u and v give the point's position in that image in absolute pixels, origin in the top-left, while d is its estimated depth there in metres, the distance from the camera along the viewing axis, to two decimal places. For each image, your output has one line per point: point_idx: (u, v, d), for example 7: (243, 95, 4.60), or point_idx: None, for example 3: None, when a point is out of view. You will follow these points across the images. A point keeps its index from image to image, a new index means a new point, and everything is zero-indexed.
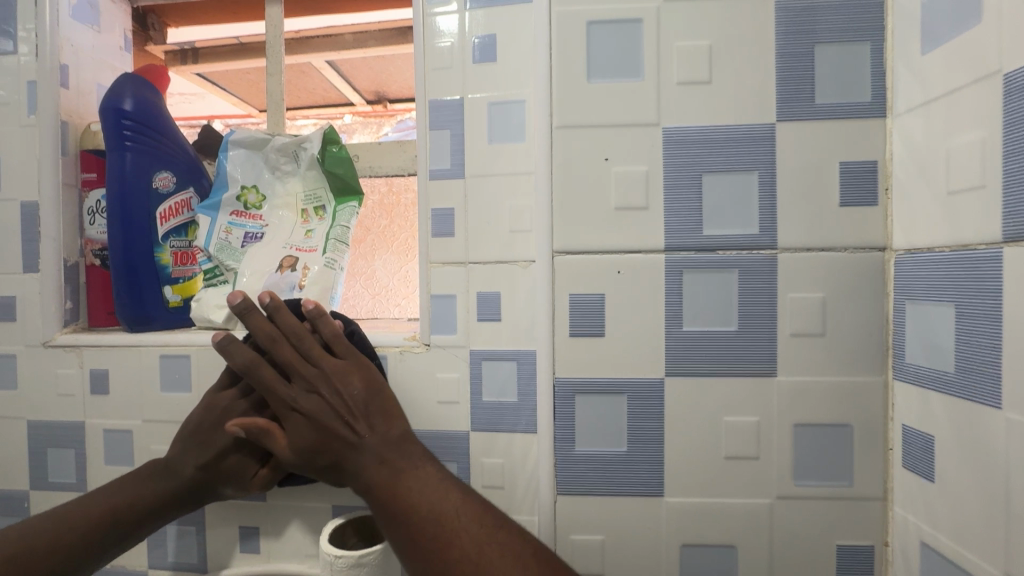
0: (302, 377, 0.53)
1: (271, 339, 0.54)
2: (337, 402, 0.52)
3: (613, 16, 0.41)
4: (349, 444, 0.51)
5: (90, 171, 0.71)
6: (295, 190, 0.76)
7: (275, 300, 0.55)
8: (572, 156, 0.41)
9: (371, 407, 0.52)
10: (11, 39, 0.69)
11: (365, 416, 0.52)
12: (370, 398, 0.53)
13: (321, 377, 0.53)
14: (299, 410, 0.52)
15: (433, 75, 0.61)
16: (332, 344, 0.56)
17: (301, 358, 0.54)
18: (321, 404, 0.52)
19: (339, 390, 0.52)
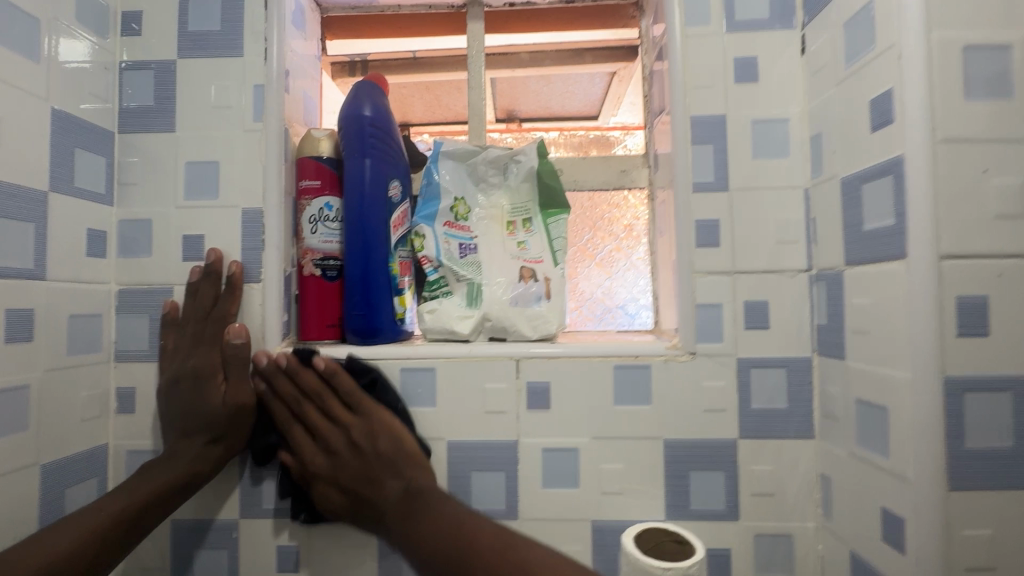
0: (332, 441, 0.61)
1: (297, 397, 0.62)
2: (365, 453, 0.60)
3: (988, 41, 0.44)
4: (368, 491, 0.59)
5: (310, 178, 0.68)
6: (501, 202, 0.74)
7: (290, 360, 0.61)
8: (955, 166, 0.44)
9: (373, 463, 0.59)
10: (237, 41, 0.67)
11: (379, 465, 0.59)
12: (395, 454, 0.59)
13: (353, 437, 0.61)
14: (319, 474, 0.61)
15: (694, 93, 0.63)
16: (347, 400, 0.61)
17: (333, 414, 0.61)
18: (344, 461, 0.60)
19: (367, 444, 0.60)
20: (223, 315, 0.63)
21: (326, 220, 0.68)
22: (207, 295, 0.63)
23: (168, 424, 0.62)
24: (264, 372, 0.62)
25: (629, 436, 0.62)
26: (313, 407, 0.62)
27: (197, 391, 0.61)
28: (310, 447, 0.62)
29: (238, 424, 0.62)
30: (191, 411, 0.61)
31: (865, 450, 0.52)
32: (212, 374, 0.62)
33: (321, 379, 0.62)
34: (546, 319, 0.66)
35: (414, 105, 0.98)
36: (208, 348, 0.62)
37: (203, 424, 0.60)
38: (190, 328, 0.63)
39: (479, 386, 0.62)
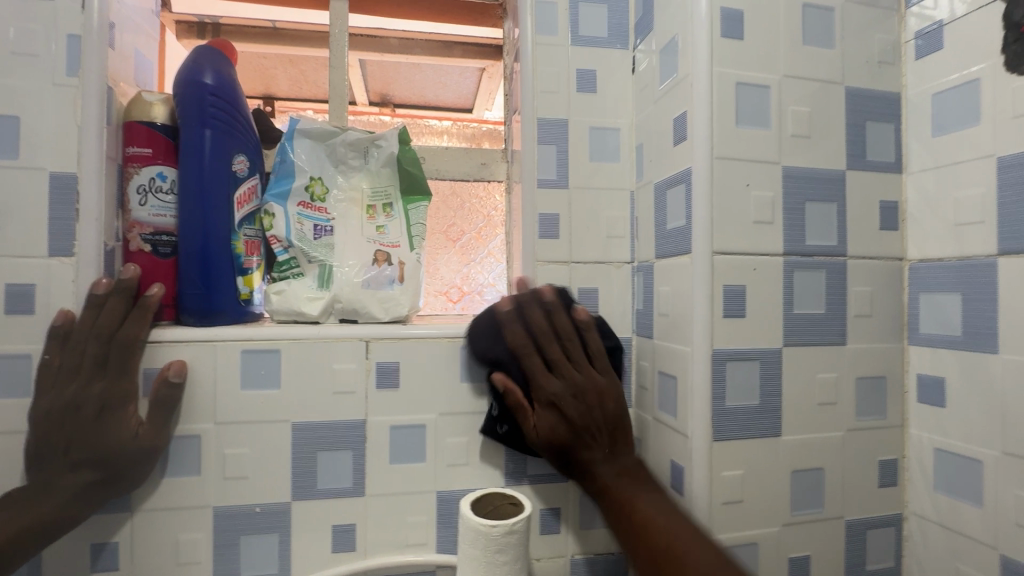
0: (539, 353, 0.60)
1: (516, 342, 0.60)
2: (585, 384, 0.59)
3: (752, 81, 0.55)
4: (566, 391, 0.58)
5: (139, 145, 0.62)
6: (361, 186, 0.74)
7: (482, 331, 0.62)
8: (727, 179, 0.54)
9: (583, 360, 0.60)
10: None
11: (561, 369, 0.59)
12: (608, 382, 0.60)
13: (552, 358, 0.59)
14: (557, 403, 0.58)
15: (542, 96, 0.69)
16: (585, 327, 0.60)
17: (554, 361, 0.59)
18: (580, 383, 0.59)
19: (579, 388, 0.58)
20: (133, 342, 0.58)
21: (158, 192, 0.62)
22: (116, 309, 0.58)
23: (51, 455, 0.56)
24: (161, 382, 0.58)
25: (474, 411, 0.66)
26: (555, 360, 0.59)
27: (99, 424, 0.56)
28: (501, 340, 0.61)
29: (137, 464, 0.58)
30: (87, 446, 0.56)
31: (663, 414, 0.61)
32: (119, 406, 0.57)
33: (519, 327, 0.60)
34: (398, 302, 0.68)
35: (278, 79, 0.96)
36: (119, 378, 0.57)
37: (97, 460, 0.56)
38: (90, 350, 0.57)
39: (327, 367, 0.63)
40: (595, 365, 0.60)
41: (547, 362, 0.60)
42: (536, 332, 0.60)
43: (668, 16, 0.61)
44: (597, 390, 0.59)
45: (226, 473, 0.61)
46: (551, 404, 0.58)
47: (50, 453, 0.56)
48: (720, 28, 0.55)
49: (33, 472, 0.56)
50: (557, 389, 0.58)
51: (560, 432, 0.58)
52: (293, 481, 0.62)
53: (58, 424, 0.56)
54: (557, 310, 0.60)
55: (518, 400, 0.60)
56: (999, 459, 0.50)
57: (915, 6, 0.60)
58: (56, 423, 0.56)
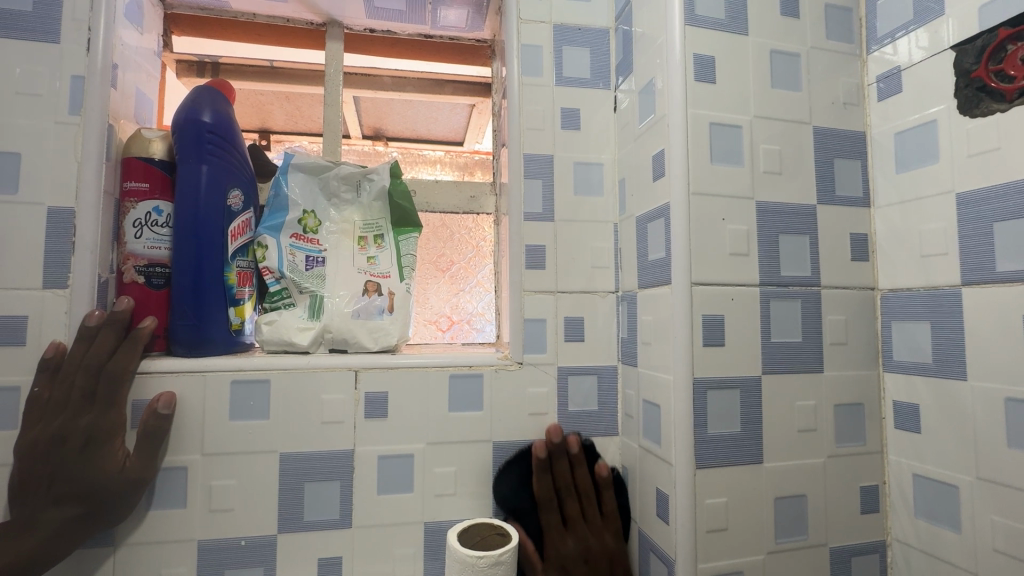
0: (559, 508, 0.65)
1: (543, 493, 0.65)
2: (596, 538, 0.64)
3: (725, 122, 0.59)
4: (577, 554, 0.63)
5: (136, 180, 0.64)
6: (352, 218, 0.76)
7: (517, 481, 0.66)
8: (704, 214, 0.57)
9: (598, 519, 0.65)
10: (53, 26, 0.61)
11: (580, 528, 0.64)
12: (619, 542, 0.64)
13: (569, 516, 0.64)
14: (570, 560, 0.62)
15: (528, 133, 0.72)
16: (601, 486, 0.66)
17: (570, 517, 0.64)
18: (596, 538, 0.64)
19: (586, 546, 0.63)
20: (122, 374, 0.58)
21: (154, 225, 0.64)
22: (107, 342, 0.59)
23: (36, 489, 0.55)
24: (148, 414, 0.58)
25: (462, 440, 0.67)
26: (569, 512, 0.64)
27: (86, 457, 0.56)
28: (524, 486, 0.66)
29: (123, 498, 0.57)
30: (75, 479, 0.56)
31: (648, 442, 0.62)
32: (107, 439, 0.57)
33: (571, 471, 0.66)
34: (388, 332, 0.69)
35: (274, 113, 0.99)
36: (108, 412, 0.58)
37: (83, 494, 0.56)
38: (79, 384, 0.57)
39: (315, 395, 0.63)
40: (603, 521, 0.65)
41: (565, 519, 0.65)
42: (561, 486, 0.65)
43: (646, 61, 0.65)
44: (606, 555, 0.63)
45: (211, 505, 0.61)
46: (558, 565, 0.63)
47: (34, 488, 0.55)
48: (693, 74, 0.58)
49: (18, 507, 0.55)
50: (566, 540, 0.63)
51: None
52: (279, 513, 0.62)
53: (43, 459, 0.56)
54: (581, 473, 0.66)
55: (529, 553, 0.63)
56: (973, 483, 0.51)
57: (876, 53, 0.64)
58: (42, 457, 0.56)
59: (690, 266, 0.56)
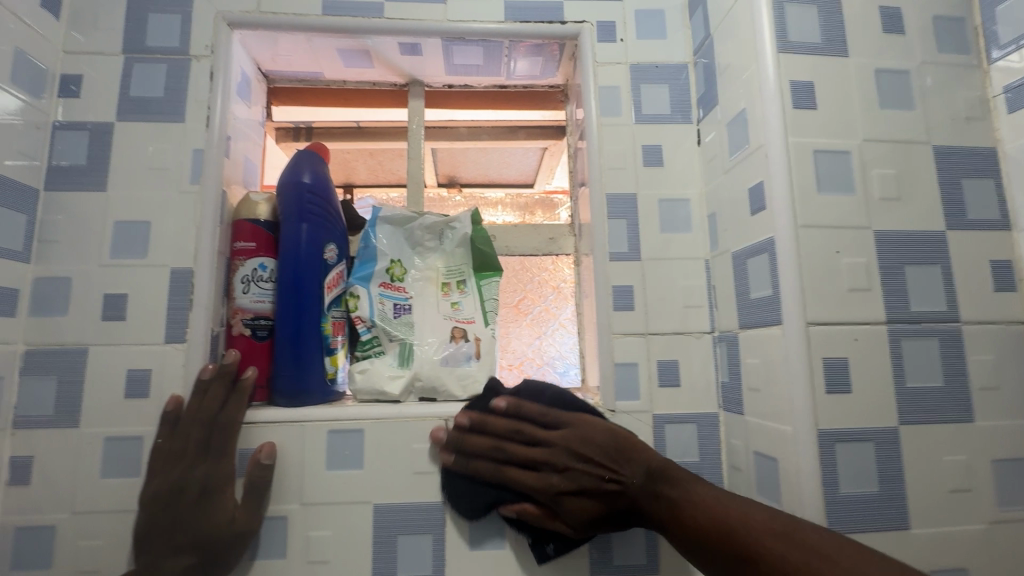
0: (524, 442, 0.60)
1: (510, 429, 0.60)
2: (576, 470, 0.57)
3: (830, 147, 0.55)
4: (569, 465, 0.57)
5: (245, 240, 0.69)
6: (436, 265, 0.78)
7: (472, 420, 0.62)
8: (814, 247, 0.53)
9: (656, 487, 0.54)
10: (179, 107, 0.69)
11: (591, 467, 0.56)
12: (617, 446, 0.56)
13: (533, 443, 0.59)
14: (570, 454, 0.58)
15: (610, 173, 0.71)
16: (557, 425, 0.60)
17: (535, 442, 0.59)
18: (577, 473, 0.57)
19: (572, 461, 0.57)
20: (228, 425, 0.62)
21: (259, 281, 0.68)
22: (216, 396, 0.62)
23: (160, 537, 0.59)
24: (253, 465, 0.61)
25: None
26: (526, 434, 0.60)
27: (201, 506, 0.59)
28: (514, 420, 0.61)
29: (234, 548, 0.60)
30: (192, 529, 0.59)
31: (764, 499, 0.56)
32: (219, 489, 0.60)
33: (542, 406, 0.61)
34: (476, 379, 0.69)
35: (358, 168, 1.05)
36: (219, 461, 0.61)
37: (198, 542, 0.58)
38: (195, 435, 0.61)
39: (407, 445, 0.63)
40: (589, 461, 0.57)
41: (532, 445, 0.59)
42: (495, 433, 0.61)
43: (735, 91, 0.63)
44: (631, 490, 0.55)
45: (309, 557, 0.61)
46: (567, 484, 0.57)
47: (159, 536, 0.59)
48: (791, 101, 0.55)
49: (145, 553, 0.59)
50: (598, 491, 0.56)
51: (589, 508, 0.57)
52: (374, 567, 0.61)
53: (165, 508, 0.59)
54: (556, 396, 0.62)
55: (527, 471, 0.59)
56: None
57: (1000, 61, 0.58)
58: (165, 507, 0.60)
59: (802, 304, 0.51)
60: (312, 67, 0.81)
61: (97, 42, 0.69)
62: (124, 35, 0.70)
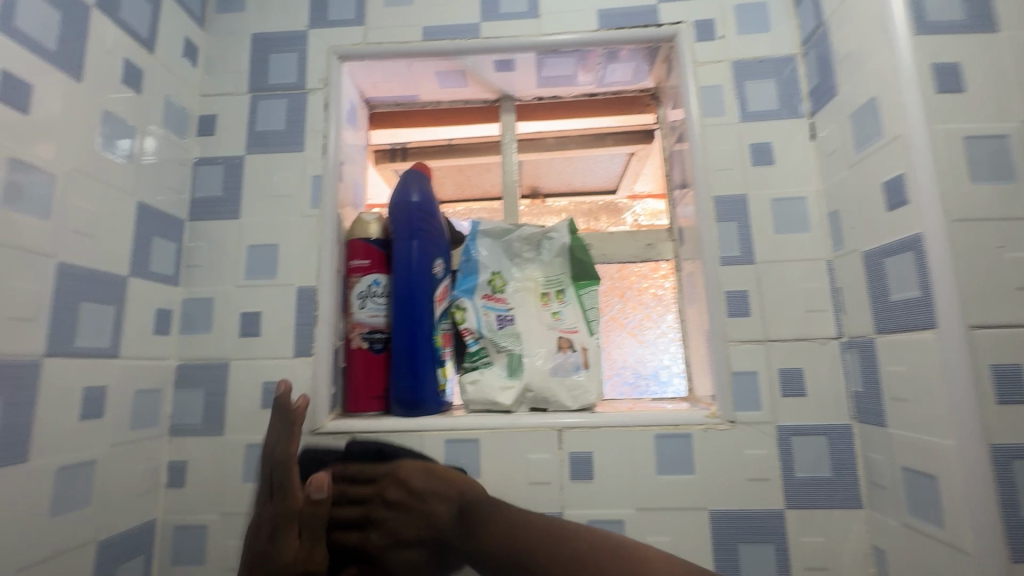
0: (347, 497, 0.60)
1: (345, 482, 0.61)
2: (410, 513, 0.59)
3: (986, 132, 0.49)
4: (373, 524, 0.59)
5: (359, 258, 0.73)
6: (534, 276, 0.79)
7: (298, 488, 0.61)
8: (974, 241, 0.48)
9: (469, 519, 0.57)
10: (298, 138, 0.74)
11: (429, 511, 0.59)
12: (430, 481, 0.60)
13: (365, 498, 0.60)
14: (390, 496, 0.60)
15: (716, 175, 0.69)
16: (368, 476, 0.62)
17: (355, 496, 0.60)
18: (403, 514, 0.59)
19: (405, 499, 0.60)
20: (285, 460, 0.54)
21: (374, 296, 0.72)
22: (278, 424, 0.56)
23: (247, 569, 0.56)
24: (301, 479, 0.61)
25: (675, 506, 0.62)
26: (353, 490, 0.61)
27: (271, 541, 0.54)
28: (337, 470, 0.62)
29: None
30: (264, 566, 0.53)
31: (919, 520, 0.52)
32: (286, 527, 0.53)
33: (366, 463, 0.63)
34: (586, 390, 0.68)
35: (446, 184, 1.09)
36: (280, 500, 0.53)
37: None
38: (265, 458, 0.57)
39: (522, 456, 0.64)
40: (423, 504, 0.59)
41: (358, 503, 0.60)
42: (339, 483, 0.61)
43: (860, 79, 0.59)
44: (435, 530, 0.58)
45: None
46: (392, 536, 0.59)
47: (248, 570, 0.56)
48: (934, 85, 0.51)
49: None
50: (499, 549, 0.54)
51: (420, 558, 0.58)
52: None
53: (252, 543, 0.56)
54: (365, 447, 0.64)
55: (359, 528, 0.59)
56: None
57: None
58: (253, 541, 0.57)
59: (964, 305, 0.47)
60: (410, 91, 0.85)
61: (227, 84, 0.77)
62: (250, 76, 0.77)
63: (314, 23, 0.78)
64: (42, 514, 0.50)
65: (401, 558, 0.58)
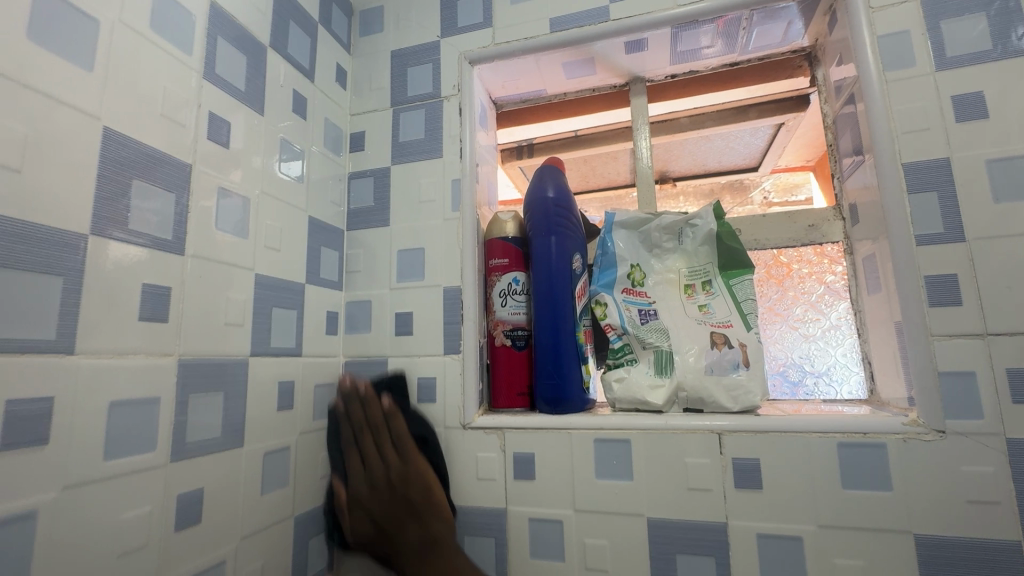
0: (359, 447, 0.65)
1: (362, 427, 0.66)
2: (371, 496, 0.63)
3: None
4: (366, 491, 0.63)
5: (498, 257, 0.74)
6: (677, 267, 0.74)
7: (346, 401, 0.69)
8: None
9: (426, 555, 0.60)
10: (437, 145, 0.78)
11: (399, 525, 0.61)
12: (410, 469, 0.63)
13: (365, 452, 0.64)
14: (364, 484, 0.64)
15: (906, 138, 0.58)
16: (405, 449, 0.64)
17: (365, 452, 0.64)
18: (377, 494, 0.63)
19: (356, 506, 0.64)
20: None
21: (514, 294, 0.73)
22: None
23: None
24: (355, 394, 0.68)
25: (868, 527, 0.54)
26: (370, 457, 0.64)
27: None
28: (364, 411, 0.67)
29: None
30: None
31: None
32: None
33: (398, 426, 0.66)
34: (748, 390, 0.62)
35: (571, 176, 1.09)
36: None
37: None
38: None
39: (679, 459, 0.60)
40: (421, 515, 0.62)
41: (363, 454, 0.65)
42: (358, 429, 0.66)
43: None
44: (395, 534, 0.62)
45: (588, 564, 0.62)
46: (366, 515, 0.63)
47: None
48: None
49: None
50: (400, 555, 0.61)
51: (367, 529, 0.63)
52: None
53: None
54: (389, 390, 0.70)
55: (343, 500, 0.65)
56: None
57: None
58: None
59: None
60: (537, 85, 0.84)
61: (373, 101, 0.82)
62: (392, 90, 0.82)
63: (446, 32, 0.80)
64: (256, 493, 0.58)
65: (356, 527, 0.64)
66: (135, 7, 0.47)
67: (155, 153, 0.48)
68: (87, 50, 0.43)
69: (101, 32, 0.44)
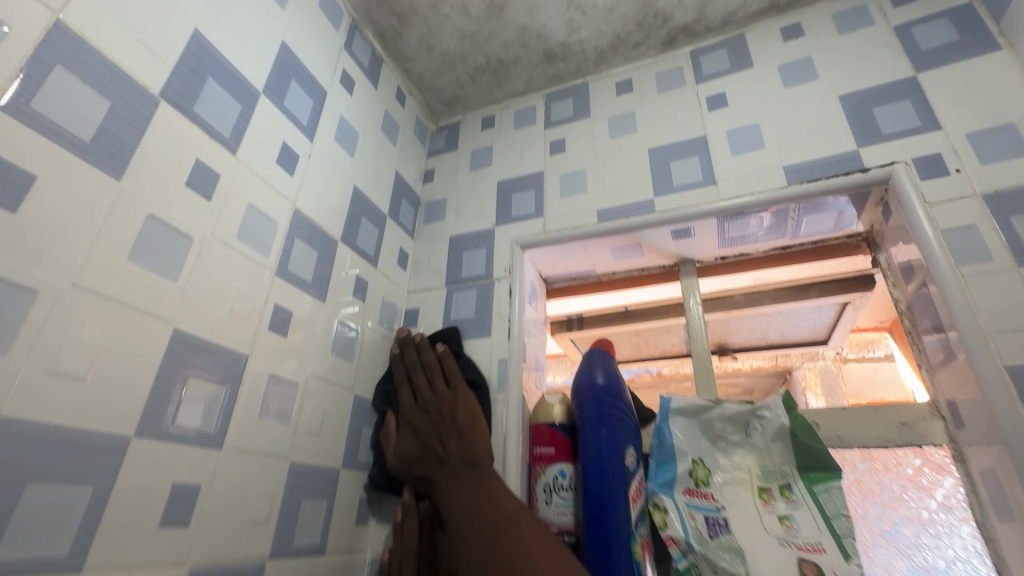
0: (410, 383, 0.71)
1: (416, 366, 0.72)
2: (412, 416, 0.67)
3: None
4: (416, 423, 0.66)
5: (544, 445, 0.69)
6: (747, 464, 0.65)
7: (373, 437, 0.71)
8: None
9: (466, 472, 0.61)
10: (486, 323, 0.79)
11: (443, 440, 0.63)
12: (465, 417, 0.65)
13: (416, 389, 0.70)
14: (409, 423, 0.66)
15: (1001, 338, 0.52)
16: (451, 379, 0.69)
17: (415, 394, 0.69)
18: (415, 415, 0.67)
19: (408, 417, 0.67)
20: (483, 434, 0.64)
21: (560, 489, 0.66)
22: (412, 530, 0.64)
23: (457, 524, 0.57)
24: (412, 341, 0.75)
25: None
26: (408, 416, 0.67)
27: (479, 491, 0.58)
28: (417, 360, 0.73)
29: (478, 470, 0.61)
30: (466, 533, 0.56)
31: None
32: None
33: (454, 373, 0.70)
34: None
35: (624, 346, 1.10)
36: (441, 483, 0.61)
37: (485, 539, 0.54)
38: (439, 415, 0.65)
39: None
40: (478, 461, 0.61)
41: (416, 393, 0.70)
42: (409, 373, 0.72)
43: None
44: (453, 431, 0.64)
45: None
46: (410, 427, 0.66)
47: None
48: None
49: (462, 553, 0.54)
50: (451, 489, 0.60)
51: (410, 445, 0.65)
52: None
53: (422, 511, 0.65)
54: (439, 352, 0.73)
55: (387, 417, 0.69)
56: None
57: None
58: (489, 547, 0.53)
59: None
60: (586, 265, 0.86)
61: (429, 279, 0.87)
62: (446, 272, 0.87)
63: (500, 220, 0.87)
64: None
65: (401, 444, 0.65)
66: (227, 221, 0.54)
67: (216, 347, 0.51)
68: (177, 263, 0.48)
69: (193, 246, 0.50)
